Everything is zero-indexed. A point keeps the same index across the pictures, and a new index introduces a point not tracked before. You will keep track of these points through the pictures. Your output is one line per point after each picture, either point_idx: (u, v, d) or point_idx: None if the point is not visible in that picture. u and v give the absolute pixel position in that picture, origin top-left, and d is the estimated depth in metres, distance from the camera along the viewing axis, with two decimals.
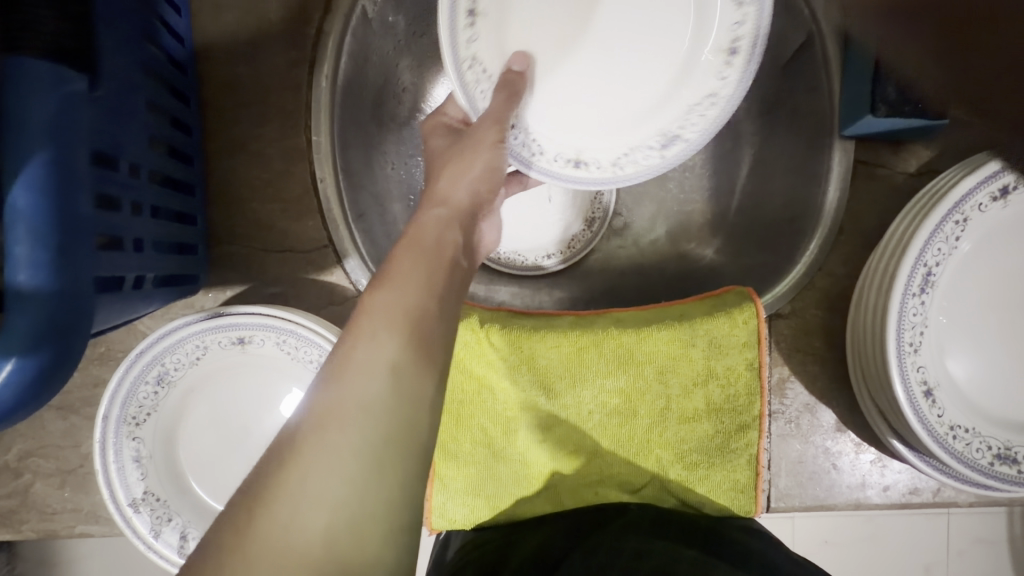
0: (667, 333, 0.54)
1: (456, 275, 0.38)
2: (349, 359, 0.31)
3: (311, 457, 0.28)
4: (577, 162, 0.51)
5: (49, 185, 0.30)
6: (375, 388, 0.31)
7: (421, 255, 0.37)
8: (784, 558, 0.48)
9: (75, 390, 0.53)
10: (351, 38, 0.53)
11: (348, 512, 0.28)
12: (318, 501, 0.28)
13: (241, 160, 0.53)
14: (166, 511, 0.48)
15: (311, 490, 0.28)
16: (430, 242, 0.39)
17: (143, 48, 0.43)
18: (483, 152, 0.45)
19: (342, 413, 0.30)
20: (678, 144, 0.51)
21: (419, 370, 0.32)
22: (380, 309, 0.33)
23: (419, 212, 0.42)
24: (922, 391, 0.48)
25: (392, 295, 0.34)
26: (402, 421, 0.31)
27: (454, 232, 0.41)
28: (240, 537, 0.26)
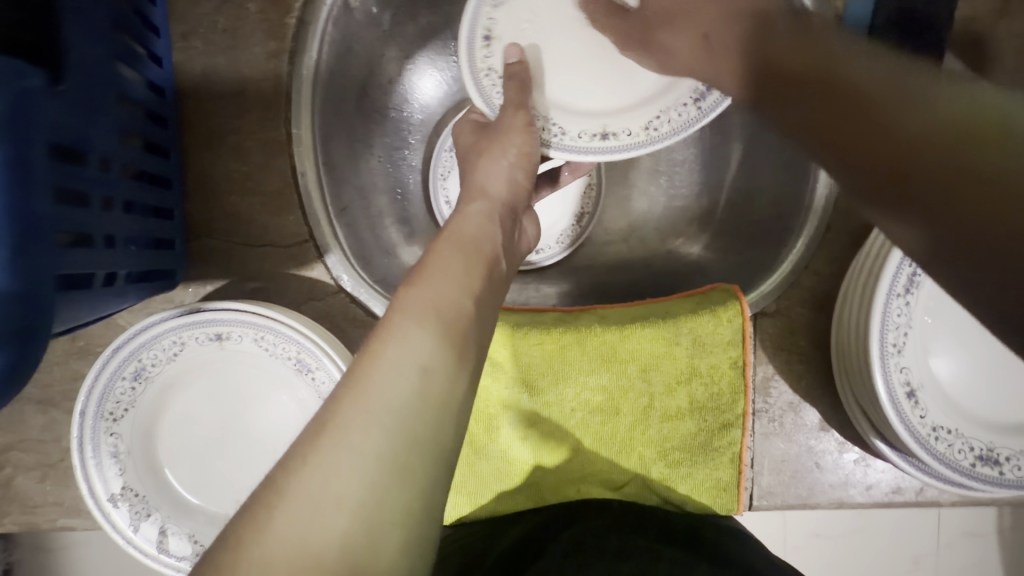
0: (650, 331, 0.54)
1: (489, 278, 0.40)
2: (381, 352, 0.32)
3: (333, 451, 0.28)
4: (604, 133, 0.50)
5: (5, 182, 0.29)
6: (404, 382, 0.31)
7: (456, 254, 0.39)
8: (765, 562, 0.47)
9: (54, 384, 0.53)
10: (332, 29, 0.53)
11: (368, 510, 0.27)
12: (341, 498, 0.27)
13: (220, 153, 0.52)
14: (145, 507, 0.48)
15: (334, 484, 0.27)
16: (465, 244, 0.40)
17: (113, 40, 0.42)
18: (516, 141, 0.49)
19: (368, 407, 0.29)
20: (712, 94, 0.49)
21: (447, 369, 0.33)
22: (417, 303, 0.34)
23: (454, 216, 0.44)
24: (905, 392, 0.48)
25: (429, 291, 0.35)
26: (428, 418, 0.31)
27: (486, 237, 0.42)
28: (256, 535, 0.25)
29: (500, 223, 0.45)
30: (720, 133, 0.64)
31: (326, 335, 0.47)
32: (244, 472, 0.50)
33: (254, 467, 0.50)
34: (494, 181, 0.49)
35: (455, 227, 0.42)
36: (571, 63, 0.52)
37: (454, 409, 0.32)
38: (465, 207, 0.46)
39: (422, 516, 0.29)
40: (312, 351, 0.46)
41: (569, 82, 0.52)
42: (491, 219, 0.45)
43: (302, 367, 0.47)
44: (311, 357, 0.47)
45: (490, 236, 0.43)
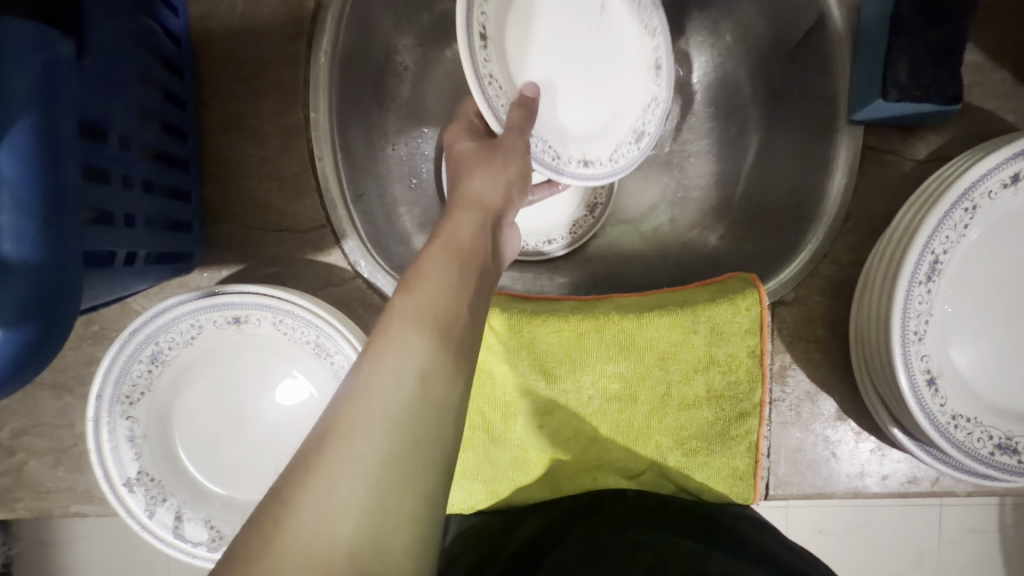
0: (668, 318, 0.54)
1: (485, 284, 0.38)
2: (376, 363, 0.31)
3: (336, 459, 0.27)
4: (586, 162, 0.52)
5: (36, 153, 0.29)
6: (401, 389, 0.30)
7: (448, 261, 0.37)
8: (788, 553, 0.46)
9: (68, 369, 0.52)
10: (352, 12, 0.52)
11: (374, 517, 0.27)
12: (346, 505, 0.26)
13: (237, 136, 0.52)
14: (161, 492, 0.47)
15: (339, 493, 0.27)
16: (457, 249, 0.38)
17: (134, 19, 0.42)
18: (517, 157, 0.45)
19: (367, 414, 0.29)
20: (646, 137, 0.58)
21: (445, 375, 0.32)
22: (412, 312, 0.33)
23: (450, 218, 0.42)
24: (925, 379, 0.47)
25: (423, 298, 0.34)
26: (428, 422, 0.30)
27: (483, 239, 0.41)
28: (265, 543, 0.25)
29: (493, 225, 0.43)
30: (736, 124, 0.64)
31: (345, 319, 0.47)
32: (260, 457, 0.50)
33: (270, 453, 0.50)
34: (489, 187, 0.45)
35: (447, 230, 0.40)
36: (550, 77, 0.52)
37: (455, 411, 0.32)
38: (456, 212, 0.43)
39: (427, 521, 0.29)
40: (331, 335, 0.46)
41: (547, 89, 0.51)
42: (485, 221, 0.43)
43: (321, 350, 0.47)
44: (330, 341, 0.47)
45: (484, 240, 0.41)
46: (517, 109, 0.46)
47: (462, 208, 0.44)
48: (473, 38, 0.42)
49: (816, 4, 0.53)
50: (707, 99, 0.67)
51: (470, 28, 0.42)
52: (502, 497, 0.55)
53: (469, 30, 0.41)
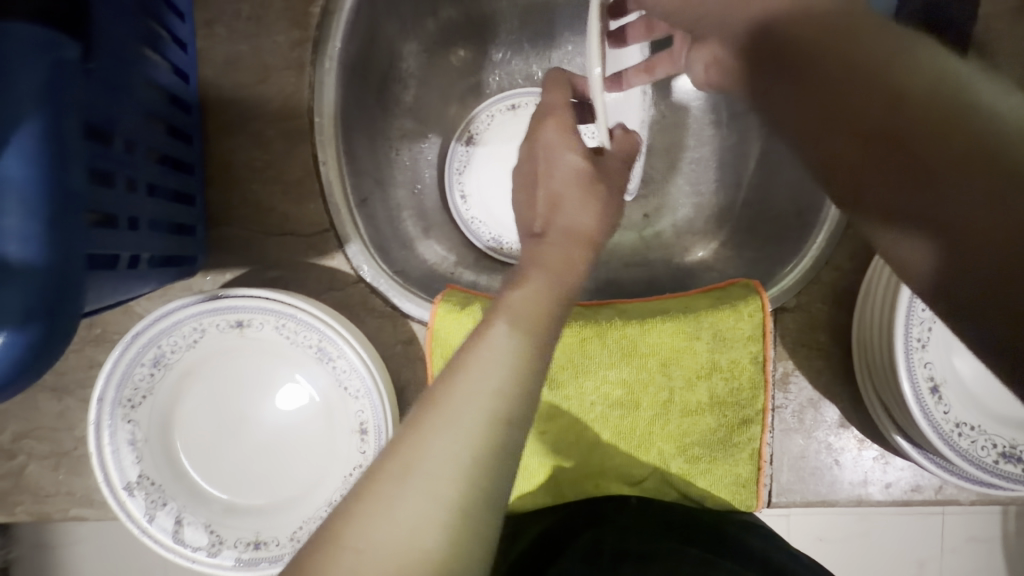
0: (671, 325, 0.53)
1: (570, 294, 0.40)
2: (451, 384, 0.31)
3: (403, 484, 0.27)
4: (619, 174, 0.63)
5: (42, 155, 0.29)
6: (474, 412, 0.29)
7: (540, 285, 0.38)
8: (790, 560, 0.47)
9: (69, 372, 0.52)
10: (357, 19, 0.52)
11: (446, 543, 0.26)
12: (413, 530, 0.26)
13: (242, 140, 0.52)
14: (161, 496, 0.47)
15: (407, 520, 0.26)
16: (557, 270, 0.40)
17: (141, 23, 0.42)
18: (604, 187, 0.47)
19: (438, 437, 0.29)
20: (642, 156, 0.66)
21: (521, 396, 0.31)
22: (512, 313, 0.35)
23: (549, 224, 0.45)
24: (929, 387, 0.47)
25: (525, 301, 0.36)
26: (500, 444, 0.29)
27: (579, 253, 0.43)
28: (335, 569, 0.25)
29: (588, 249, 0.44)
30: (738, 131, 0.64)
31: (347, 323, 0.47)
32: (262, 462, 0.49)
33: (271, 458, 0.49)
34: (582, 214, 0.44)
35: (541, 251, 0.42)
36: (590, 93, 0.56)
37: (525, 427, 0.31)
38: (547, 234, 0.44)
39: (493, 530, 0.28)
40: (334, 340, 0.46)
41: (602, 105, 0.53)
42: (584, 245, 0.43)
43: (323, 355, 0.47)
44: (333, 346, 0.47)
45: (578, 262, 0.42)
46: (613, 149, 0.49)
47: (554, 240, 0.43)
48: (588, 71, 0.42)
49: None
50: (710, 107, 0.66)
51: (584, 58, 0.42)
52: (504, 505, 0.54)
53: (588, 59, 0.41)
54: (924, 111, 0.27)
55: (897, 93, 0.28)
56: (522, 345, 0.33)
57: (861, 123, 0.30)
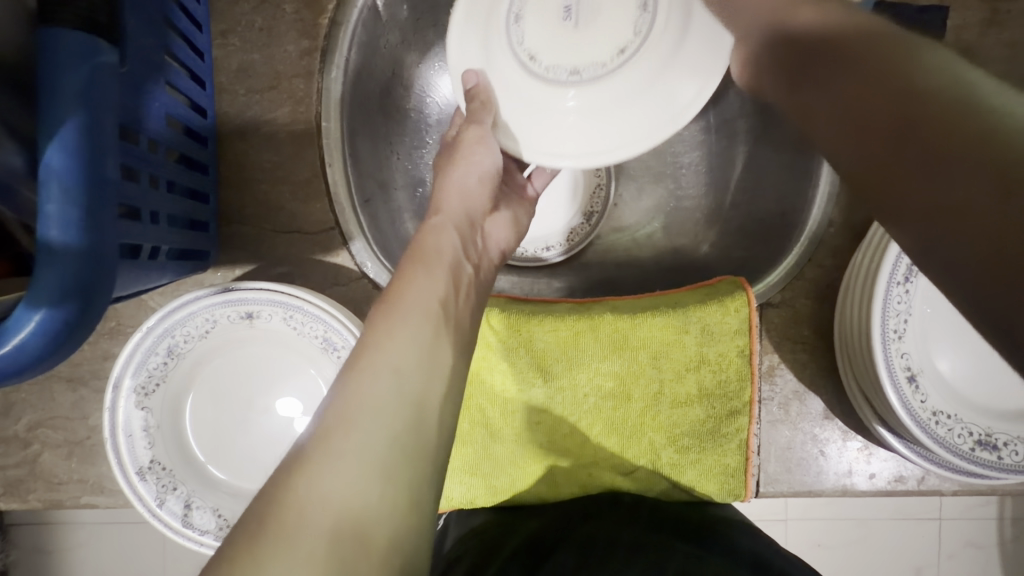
0: (661, 319, 0.56)
1: (462, 278, 0.41)
2: (357, 366, 0.32)
3: (321, 459, 0.28)
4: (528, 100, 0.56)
5: (80, 148, 0.32)
6: (380, 387, 0.32)
7: (418, 261, 0.40)
8: (778, 556, 0.47)
9: (84, 363, 0.55)
10: (362, 30, 0.55)
11: (358, 517, 0.28)
12: (328, 497, 0.27)
13: (253, 143, 0.55)
14: (171, 481, 0.49)
15: (321, 489, 0.27)
16: (425, 252, 0.41)
17: (166, 34, 0.45)
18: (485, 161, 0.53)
19: (348, 414, 0.30)
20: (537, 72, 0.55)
21: (423, 372, 0.34)
22: (410, 300, 0.36)
23: (426, 222, 0.45)
24: (906, 376, 0.50)
25: (417, 288, 0.37)
26: (409, 416, 0.32)
27: (453, 235, 0.44)
28: (250, 544, 0.25)
29: (463, 227, 0.46)
30: (725, 136, 0.67)
31: (351, 315, 0.49)
32: (270, 448, 0.52)
33: (280, 445, 0.52)
34: (453, 195, 0.48)
35: (425, 235, 0.43)
36: (609, 84, 0.55)
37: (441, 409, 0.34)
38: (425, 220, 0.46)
39: (413, 509, 0.30)
40: (338, 330, 0.49)
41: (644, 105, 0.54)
42: (470, 220, 0.48)
43: (328, 345, 0.50)
44: (337, 336, 0.49)
45: (454, 240, 0.43)
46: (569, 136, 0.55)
47: (443, 222, 0.45)
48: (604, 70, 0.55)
49: None
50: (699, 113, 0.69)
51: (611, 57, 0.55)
52: (501, 494, 0.56)
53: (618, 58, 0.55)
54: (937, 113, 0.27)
55: (907, 95, 0.29)
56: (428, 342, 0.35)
57: (873, 123, 0.30)
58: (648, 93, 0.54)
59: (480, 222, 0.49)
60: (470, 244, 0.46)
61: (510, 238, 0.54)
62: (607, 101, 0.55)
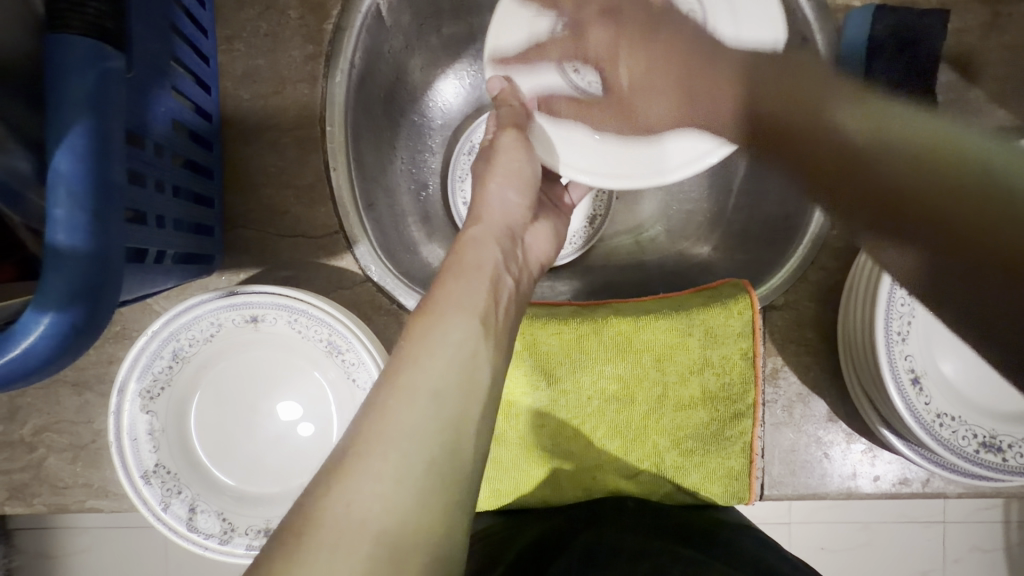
0: (665, 322, 0.56)
1: (503, 288, 0.42)
2: (394, 384, 0.32)
3: (356, 478, 0.29)
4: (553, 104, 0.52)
5: (88, 153, 0.32)
6: (416, 408, 0.31)
7: (458, 273, 0.40)
8: (780, 561, 0.47)
9: (89, 367, 0.55)
10: (366, 35, 0.55)
11: (390, 541, 0.27)
12: (364, 519, 0.27)
13: (257, 147, 0.55)
14: (176, 484, 0.49)
15: (357, 511, 0.28)
16: (465, 263, 0.41)
17: (172, 40, 0.46)
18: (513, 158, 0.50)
19: (384, 436, 0.30)
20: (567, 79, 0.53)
21: (460, 393, 0.33)
22: (453, 311, 0.37)
23: (464, 233, 0.45)
24: (910, 378, 0.50)
25: (457, 298, 0.38)
26: (444, 440, 0.32)
27: (493, 248, 0.44)
28: (286, 561, 0.25)
29: (502, 241, 0.46)
30: None
31: (356, 319, 0.49)
32: (274, 452, 0.52)
33: (284, 449, 0.52)
34: (490, 207, 0.49)
35: (463, 249, 0.43)
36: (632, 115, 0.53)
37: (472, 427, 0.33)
38: (463, 232, 0.46)
39: (445, 533, 0.30)
40: (343, 334, 0.49)
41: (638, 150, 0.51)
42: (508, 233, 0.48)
43: (333, 349, 0.50)
44: (342, 339, 0.49)
45: (492, 252, 0.43)
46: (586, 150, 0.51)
47: (481, 235, 0.45)
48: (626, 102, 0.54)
49: (799, 28, 0.55)
50: None
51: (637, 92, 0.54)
52: (504, 497, 0.56)
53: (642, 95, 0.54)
54: (897, 181, 0.32)
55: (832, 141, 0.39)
56: (466, 363, 0.35)
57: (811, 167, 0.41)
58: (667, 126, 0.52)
59: (519, 238, 0.50)
60: (511, 257, 0.46)
61: (547, 247, 0.54)
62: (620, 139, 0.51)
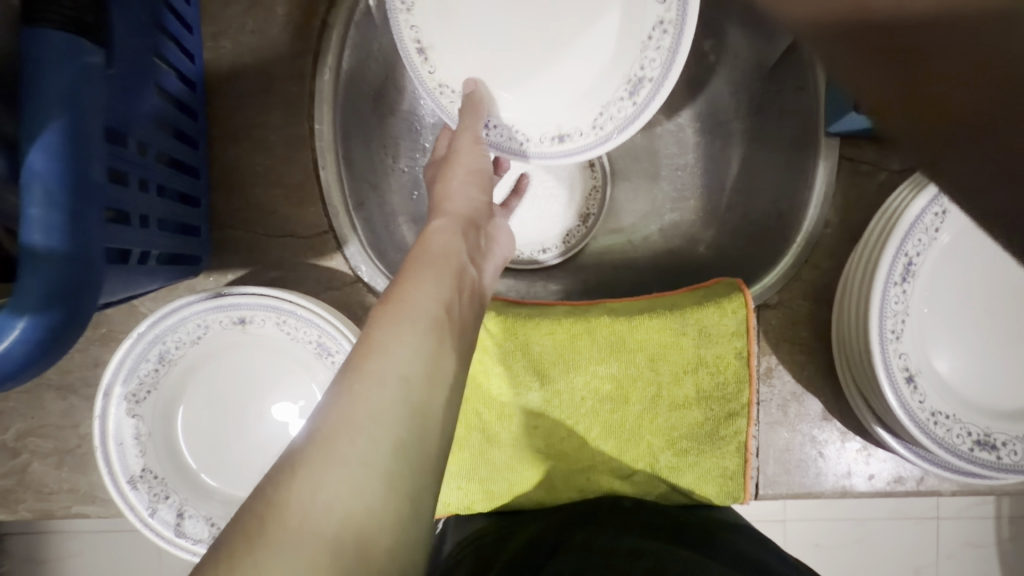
0: (658, 321, 0.55)
1: (468, 280, 0.40)
2: (361, 374, 0.31)
3: (323, 464, 0.28)
4: (561, 137, 0.54)
5: (63, 150, 0.31)
6: (384, 394, 0.30)
7: (424, 264, 0.39)
8: (779, 563, 0.46)
9: (74, 371, 0.54)
10: (355, 32, 0.55)
11: (354, 535, 0.26)
12: (330, 505, 0.26)
13: (245, 146, 0.55)
14: (163, 489, 0.48)
15: (322, 496, 0.27)
16: (434, 253, 0.40)
17: (155, 36, 0.45)
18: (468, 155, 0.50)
19: (352, 421, 0.29)
20: (569, 142, 0.54)
21: (429, 380, 0.33)
22: (416, 302, 0.35)
23: (429, 224, 0.44)
24: (905, 376, 0.49)
25: (419, 287, 0.36)
26: (412, 427, 0.31)
27: (460, 241, 0.43)
28: (247, 554, 0.24)
29: (468, 232, 0.45)
30: (720, 138, 0.67)
31: (345, 319, 0.49)
32: (263, 455, 0.51)
33: (275, 452, 0.51)
34: (461, 197, 0.48)
35: (425, 240, 0.41)
36: (585, 107, 0.54)
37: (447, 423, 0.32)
38: (430, 222, 0.45)
39: (413, 528, 0.29)
40: (332, 335, 0.48)
41: (580, 70, 0.54)
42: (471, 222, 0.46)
43: (322, 350, 0.49)
44: (331, 341, 0.48)
45: (459, 243, 0.42)
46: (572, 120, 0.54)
47: (445, 224, 0.44)
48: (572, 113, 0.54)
49: None
50: (692, 113, 0.69)
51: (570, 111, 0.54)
52: (497, 499, 0.55)
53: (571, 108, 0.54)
54: None
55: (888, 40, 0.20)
56: (434, 353, 0.34)
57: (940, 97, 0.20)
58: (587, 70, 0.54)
59: (485, 223, 0.48)
60: (479, 247, 0.45)
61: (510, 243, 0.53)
62: (530, 58, 0.55)
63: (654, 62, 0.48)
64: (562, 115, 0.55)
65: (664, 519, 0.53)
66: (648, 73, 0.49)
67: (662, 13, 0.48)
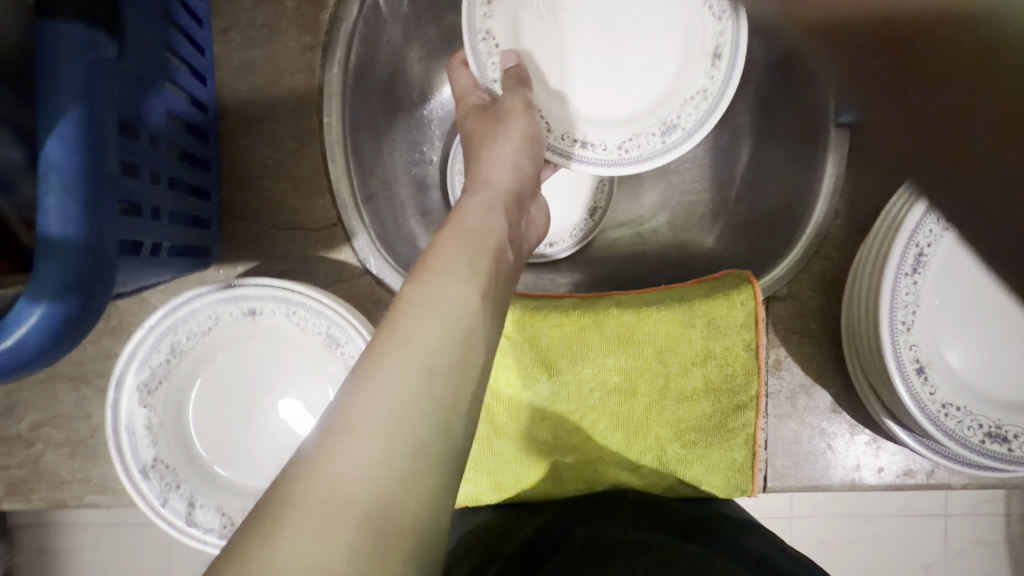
0: (666, 314, 0.55)
1: (502, 263, 0.40)
2: (384, 359, 0.31)
3: (338, 453, 0.28)
4: (584, 142, 0.54)
5: (79, 140, 0.31)
6: (408, 385, 0.30)
7: (458, 243, 0.38)
8: (783, 557, 0.46)
9: (86, 362, 0.54)
10: (364, 25, 0.55)
11: (371, 523, 0.27)
12: (349, 492, 0.27)
13: (254, 138, 0.55)
14: (174, 479, 0.49)
15: (339, 489, 0.27)
16: (467, 232, 0.40)
17: (167, 29, 0.45)
18: (518, 124, 0.50)
19: (373, 413, 0.29)
20: (589, 150, 0.54)
21: (453, 374, 0.32)
22: (446, 285, 0.35)
23: (462, 203, 0.44)
24: (915, 368, 0.49)
25: (451, 271, 0.36)
26: (434, 421, 0.30)
27: (495, 220, 0.42)
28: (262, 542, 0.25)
29: (507, 209, 0.45)
30: (729, 131, 0.66)
31: (354, 311, 0.49)
32: (273, 447, 0.52)
33: (285, 443, 0.52)
34: (501, 170, 0.48)
35: (457, 220, 0.41)
36: (620, 127, 0.55)
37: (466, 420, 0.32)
38: (463, 199, 0.44)
39: (432, 519, 0.29)
40: (341, 326, 0.48)
41: (642, 84, 0.55)
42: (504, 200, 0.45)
43: (332, 341, 0.49)
44: (340, 332, 0.49)
45: (491, 223, 0.42)
46: (606, 138, 0.54)
47: (477, 203, 0.44)
48: (608, 130, 0.55)
49: None
50: None
51: (606, 127, 0.55)
52: (504, 489, 0.56)
53: (609, 123, 0.55)
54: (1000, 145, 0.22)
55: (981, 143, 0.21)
56: (463, 340, 0.33)
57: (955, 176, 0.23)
58: (638, 89, 0.55)
59: (521, 202, 0.47)
60: (514, 226, 0.44)
61: (541, 224, 0.52)
62: (601, 59, 0.55)
63: (691, 113, 0.53)
64: (595, 128, 0.55)
65: (673, 511, 0.53)
66: (682, 121, 0.53)
67: (707, 84, 0.52)
